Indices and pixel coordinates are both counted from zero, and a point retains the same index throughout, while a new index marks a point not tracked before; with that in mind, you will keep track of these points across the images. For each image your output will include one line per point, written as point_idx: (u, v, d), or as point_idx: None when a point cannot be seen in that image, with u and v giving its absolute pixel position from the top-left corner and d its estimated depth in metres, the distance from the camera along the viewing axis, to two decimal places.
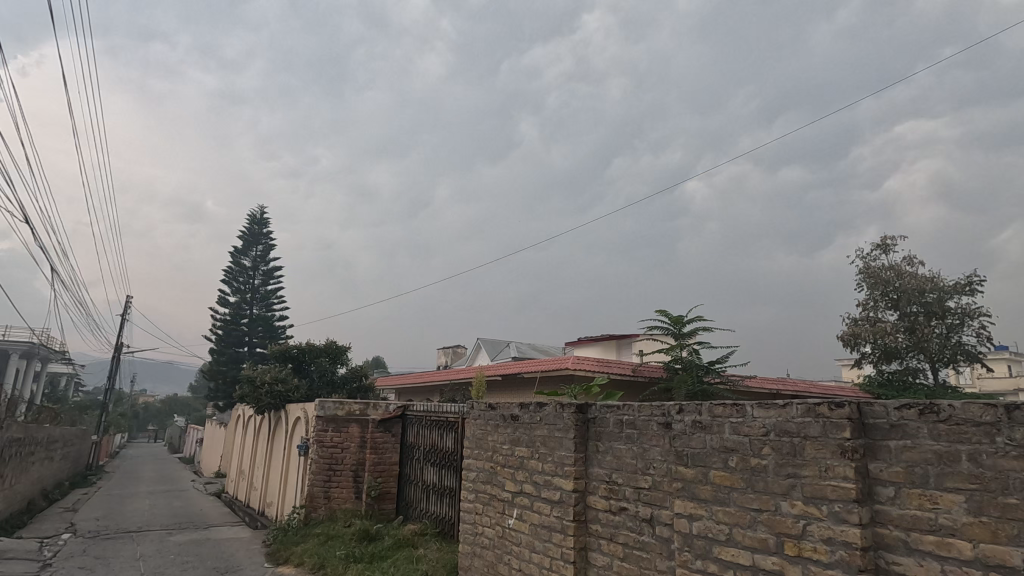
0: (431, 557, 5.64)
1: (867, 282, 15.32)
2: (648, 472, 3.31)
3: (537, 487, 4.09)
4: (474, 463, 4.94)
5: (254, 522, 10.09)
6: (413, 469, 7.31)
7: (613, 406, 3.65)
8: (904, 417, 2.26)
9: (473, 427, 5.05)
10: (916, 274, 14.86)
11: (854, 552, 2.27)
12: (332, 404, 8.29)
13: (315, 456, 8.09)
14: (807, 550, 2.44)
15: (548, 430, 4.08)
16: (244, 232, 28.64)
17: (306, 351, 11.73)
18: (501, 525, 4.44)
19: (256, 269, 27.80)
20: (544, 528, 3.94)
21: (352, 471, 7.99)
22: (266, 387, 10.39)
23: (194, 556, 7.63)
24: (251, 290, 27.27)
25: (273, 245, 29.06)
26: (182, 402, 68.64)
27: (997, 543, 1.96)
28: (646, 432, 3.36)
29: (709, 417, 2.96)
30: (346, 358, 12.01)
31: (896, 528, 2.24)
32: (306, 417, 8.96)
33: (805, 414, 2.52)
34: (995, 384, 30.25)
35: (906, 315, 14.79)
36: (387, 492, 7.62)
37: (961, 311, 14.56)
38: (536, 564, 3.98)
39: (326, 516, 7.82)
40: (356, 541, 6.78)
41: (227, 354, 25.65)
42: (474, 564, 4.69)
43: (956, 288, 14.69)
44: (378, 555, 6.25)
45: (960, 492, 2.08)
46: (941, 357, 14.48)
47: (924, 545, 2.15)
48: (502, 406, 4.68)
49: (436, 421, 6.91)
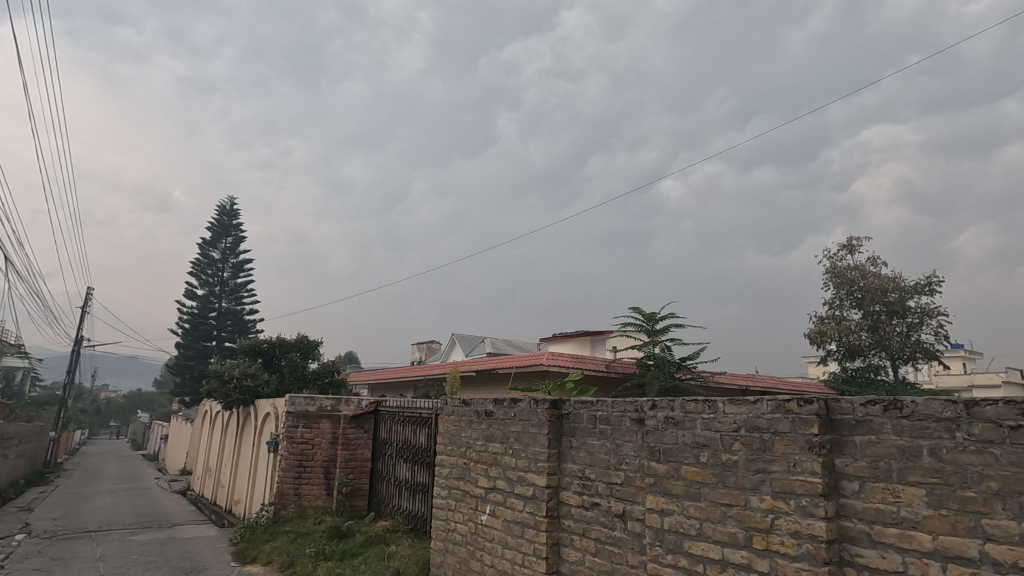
0: (403, 554, 5.60)
1: (833, 282, 15.74)
2: (621, 467, 3.32)
3: (510, 483, 4.09)
4: (447, 459, 4.90)
5: (220, 520, 9.86)
6: (385, 465, 7.24)
7: (587, 402, 3.65)
8: (869, 413, 2.31)
9: (446, 423, 5.01)
10: (879, 274, 15.33)
11: (819, 545, 2.32)
12: (304, 399, 8.14)
13: (286, 453, 7.93)
14: (775, 543, 2.48)
15: (521, 425, 4.06)
16: (212, 223, 27.90)
17: (277, 345, 11.51)
18: (473, 522, 4.42)
19: (225, 261, 27.12)
20: (517, 524, 3.93)
21: (324, 467, 7.90)
22: (234, 382, 10.15)
23: (157, 556, 7.41)
24: (219, 283, 26.57)
25: (243, 237, 28.38)
26: (145, 398, 66.75)
27: (956, 535, 2.03)
28: (620, 428, 3.37)
29: (682, 413, 3.00)
30: (318, 353, 11.80)
31: (860, 521, 2.29)
32: (276, 413, 8.79)
33: (775, 410, 2.56)
34: (950, 380, 31.23)
35: (870, 314, 15.23)
36: (359, 489, 7.51)
37: (921, 311, 15.08)
38: (509, 560, 3.97)
39: (296, 513, 7.70)
40: (326, 539, 6.68)
41: (194, 348, 25.01)
42: (446, 560, 4.66)
43: (916, 288, 15.20)
44: (349, 553, 6.18)
45: (921, 486, 2.14)
46: (902, 354, 14.99)
47: (887, 537, 2.21)
48: (476, 403, 4.65)
49: (409, 416, 6.84)
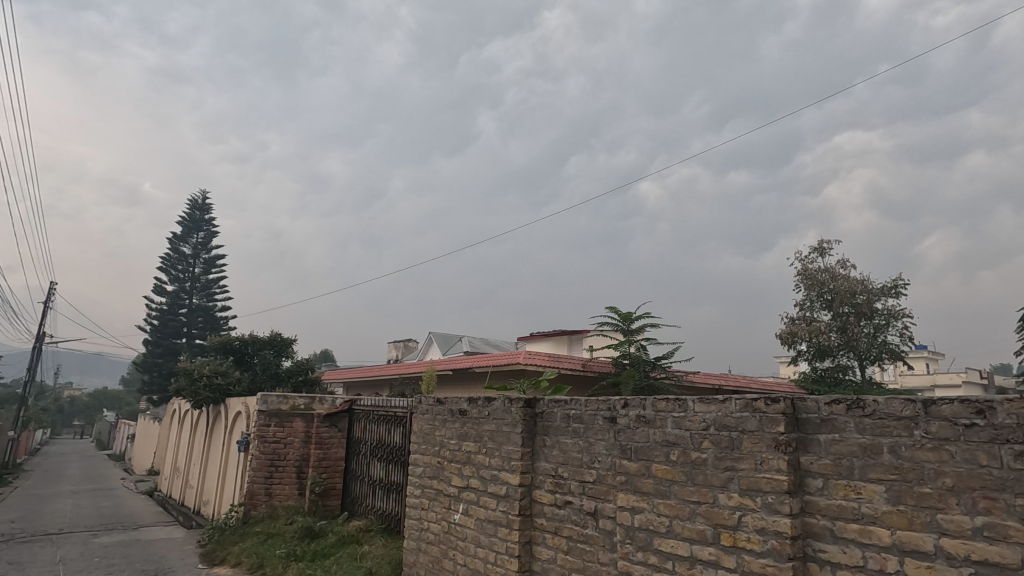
0: (376, 553, 5.54)
1: (804, 283, 16.12)
2: (593, 466, 3.35)
3: (483, 482, 4.08)
4: (420, 458, 4.87)
5: (188, 521, 9.65)
6: (359, 464, 7.16)
7: (562, 401, 3.66)
8: (833, 412, 2.37)
9: (421, 422, 4.97)
10: (848, 276, 15.74)
11: (784, 541, 2.36)
12: (276, 398, 8.02)
13: (257, 452, 7.78)
14: (741, 540, 2.52)
15: (495, 424, 4.06)
16: (183, 218, 27.22)
17: (249, 342, 11.29)
18: (447, 520, 4.40)
19: (196, 257, 26.49)
20: (490, 523, 3.94)
21: (296, 466, 7.78)
22: (204, 380, 9.93)
23: (121, 559, 7.22)
24: (190, 278, 25.93)
25: (215, 232, 27.76)
26: (111, 397, 64.75)
27: (913, 529, 2.09)
28: (592, 427, 3.39)
29: (653, 411, 3.03)
30: (291, 351, 11.61)
31: (823, 517, 2.35)
32: (247, 412, 8.62)
33: (743, 408, 2.61)
34: (914, 380, 32.24)
35: (839, 315, 15.63)
36: (332, 489, 7.41)
37: (887, 312, 15.50)
38: (481, 559, 3.97)
39: (267, 514, 7.58)
40: (298, 539, 6.58)
41: (163, 345, 24.44)
42: (419, 559, 4.63)
43: (883, 291, 15.64)
44: (321, 553, 6.10)
45: (881, 483, 2.20)
46: (869, 355, 15.40)
47: (848, 533, 2.26)
48: (451, 401, 4.63)
49: (384, 415, 6.80)
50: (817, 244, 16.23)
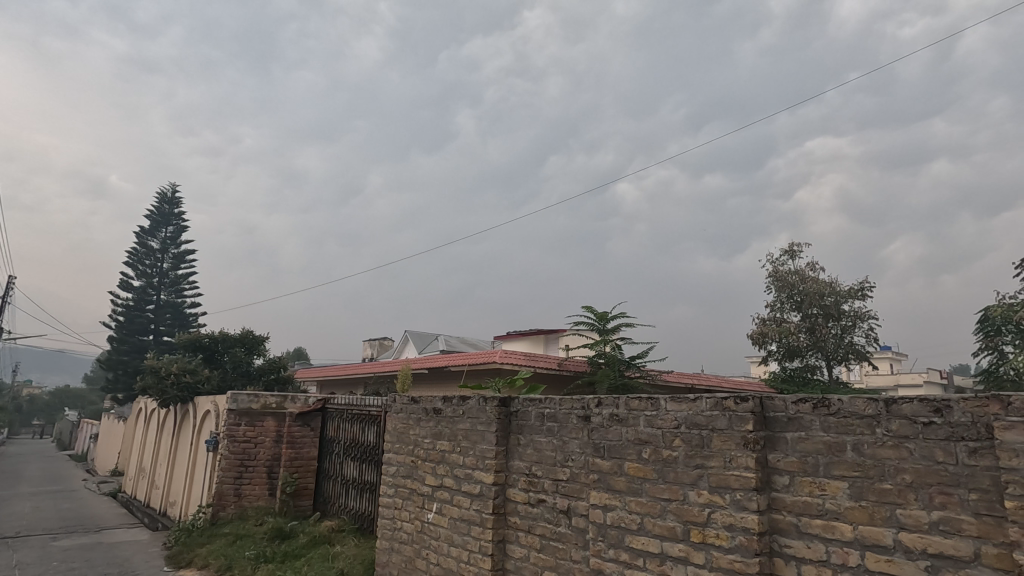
0: (347, 554, 5.48)
1: (775, 285, 16.49)
2: (567, 464, 3.37)
3: (457, 481, 4.07)
4: (394, 457, 4.83)
5: (153, 523, 9.40)
6: (332, 464, 7.06)
7: (535, 400, 3.67)
8: (800, 410, 2.43)
9: (395, 420, 4.93)
10: (817, 278, 16.15)
11: (751, 537, 2.41)
12: (246, 397, 7.86)
13: (226, 452, 7.62)
14: (710, 536, 2.56)
15: (470, 423, 4.05)
16: (151, 212, 26.47)
17: (219, 340, 11.07)
18: (420, 520, 4.38)
19: (165, 252, 25.78)
20: (463, 522, 3.93)
21: (266, 466, 7.64)
22: (172, 378, 9.66)
23: (82, 562, 6.99)
24: (158, 274, 25.23)
25: (185, 227, 27.06)
26: (73, 396, 62.66)
27: (873, 525, 2.16)
28: (567, 425, 3.41)
29: (626, 410, 3.06)
30: (263, 349, 11.39)
31: (789, 513, 2.40)
32: (216, 411, 8.43)
33: (713, 407, 2.65)
34: (878, 380, 33.27)
35: (808, 316, 16.03)
36: (304, 489, 7.29)
37: (854, 314, 15.94)
38: (454, 558, 3.96)
39: (236, 514, 7.42)
40: (268, 540, 6.47)
41: (129, 342, 23.76)
42: (392, 559, 4.59)
43: (850, 293, 16.09)
44: (292, 554, 6.00)
45: (845, 479, 2.26)
46: (836, 355, 15.81)
47: (812, 528, 2.32)
48: (425, 400, 4.60)
49: (358, 414, 6.72)
50: (787, 247, 16.63)
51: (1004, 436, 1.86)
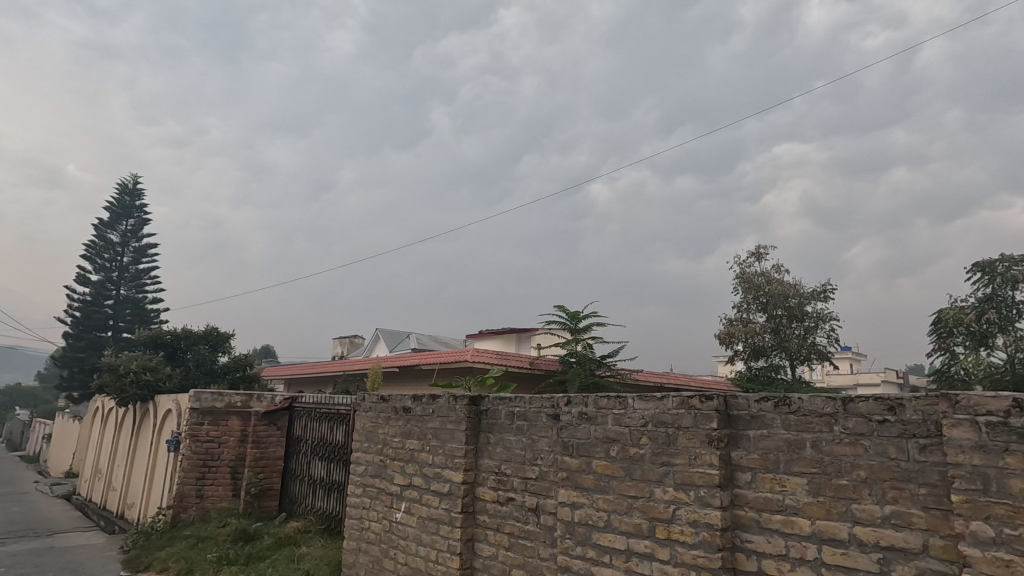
0: (313, 555, 5.39)
1: (742, 286, 16.88)
2: (536, 462, 3.38)
3: (427, 480, 4.04)
4: (363, 456, 4.77)
5: (110, 526, 9.08)
6: (299, 464, 6.94)
7: (505, 398, 3.67)
8: (762, 409, 2.49)
9: (364, 419, 4.87)
10: (782, 280, 16.59)
11: (714, 533, 2.46)
12: (210, 395, 7.66)
13: (188, 452, 7.41)
14: (675, 532, 2.61)
15: (439, 422, 4.03)
16: (111, 203, 25.52)
17: (182, 337, 10.78)
18: (388, 519, 4.33)
19: (126, 245, 24.90)
20: (432, 521, 3.91)
21: (230, 467, 7.46)
22: (131, 376, 9.33)
23: (33, 568, 6.70)
24: (118, 268, 24.35)
25: (147, 219, 26.17)
26: (26, 395, 60.10)
27: (830, 519, 2.23)
28: (536, 423, 3.42)
29: (594, 409, 3.09)
30: (228, 346, 11.10)
31: (751, 509, 2.46)
32: (178, 410, 8.18)
33: (680, 406, 2.70)
34: (839, 379, 34.35)
35: (773, 317, 16.45)
36: (270, 489, 7.15)
37: (817, 315, 16.42)
38: (423, 557, 3.93)
39: (198, 516, 7.22)
40: (231, 542, 6.32)
41: (86, 338, 22.88)
42: (359, 560, 4.54)
43: (813, 295, 16.57)
44: (255, 556, 5.88)
45: (803, 476, 2.33)
46: (799, 355, 16.26)
47: (773, 523, 2.39)
48: (394, 398, 4.56)
49: (326, 413, 6.61)
50: (754, 249, 17.05)
51: (953, 433, 1.94)
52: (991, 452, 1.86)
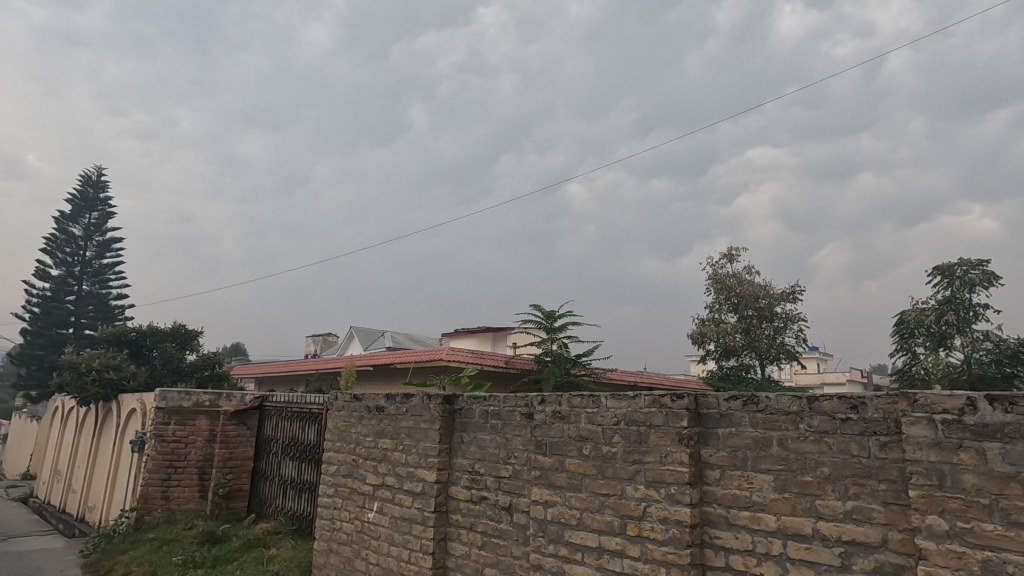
0: (283, 556, 5.30)
1: (715, 287, 17.18)
2: (509, 461, 3.38)
3: (400, 479, 4.01)
4: (335, 456, 4.70)
5: (69, 529, 8.78)
6: (269, 464, 6.81)
7: (479, 397, 3.67)
8: (731, 408, 2.54)
9: (336, 418, 4.81)
10: (753, 282, 16.94)
11: (684, 529, 2.50)
12: (177, 395, 7.47)
13: (153, 453, 7.21)
14: (646, 529, 2.64)
15: (413, 421, 4.00)
16: (74, 195, 24.64)
17: (148, 335, 10.48)
18: (360, 520, 4.29)
19: (88, 239, 24.07)
20: (404, 520, 3.88)
21: (197, 467, 7.29)
22: (93, 374, 9.02)
23: None
24: (80, 262, 23.53)
25: (111, 213, 25.34)
26: None
27: (795, 515, 2.29)
28: (510, 423, 3.43)
29: (568, 407, 3.11)
30: (196, 344, 10.82)
31: (719, 506, 2.51)
32: (143, 409, 7.95)
33: (651, 404, 2.73)
34: (807, 378, 35.23)
35: (744, 317, 16.79)
36: (239, 490, 7.00)
37: (786, 316, 16.81)
38: (395, 557, 3.90)
39: (163, 519, 7.04)
40: (197, 545, 6.17)
41: (46, 335, 22.06)
42: (330, 561, 4.48)
43: (782, 296, 16.96)
44: (223, 558, 5.75)
45: (770, 473, 2.38)
46: (769, 355, 16.61)
47: (740, 519, 2.44)
48: (367, 397, 4.52)
49: (298, 412, 6.50)
50: (726, 251, 17.37)
51: (911, 431, 2.01)
52: (946, 448, 1.93)
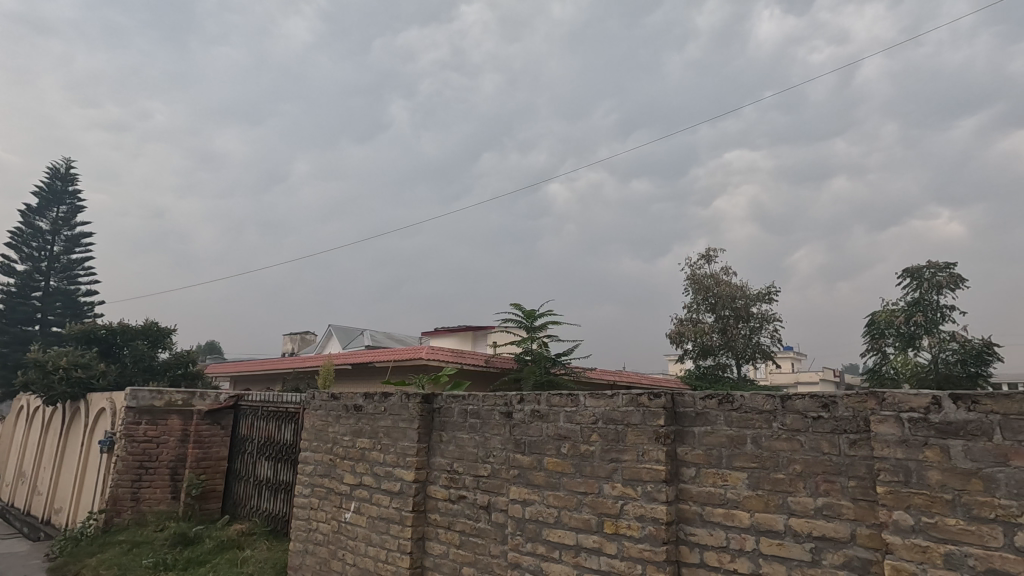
0: (257, 558, 5.22)
1: (693, 287, 17.41)
2: (488, 460, 3.38)
3: (377, 479, 3.98)
4: (311, 456, 4.65)
5: (34, 533, 8.52)
6: (244, 464, 6.70)
7: (458, 397, 3.66)
8: (707, 406, 2.57)
9: (313, 418, 4.75)
10: (730, 282, 17.20)
11: (659, 526, 2.53)
12: (148, 394, 7.29)
13: (123, 453, 7.03)
14: (622, 527, 2.67)
15: (391, 420, 3.97)
16: (40, 188, 23.88)
17: (118, 332, 10.22)
18: (337, 520, 4.25)
19: (56, 233, 23.36)
20: (382, 520, 3.85)
21: (170, 468, 7.14)
22: (61, 373, 8.76)
23: None
24: (47, 258, 22.83)
25: (80, 207, 24.63)
26: None
27: (767, 512, 2.33)
28: (488, 422, 3.43)
29: (547, 406, 3.12)
30: (169, 342, 10.58)
31: (694, 503, 2.54)
32: (113, 408, 7.75)
33: (629, 403, 2.76)
34: (781, 377, 35.91)
35: (721, 317, 17.05)
36: (212, 490, 6.87)
37: (762, 316, 17.11)
38: (372, 557, 3.87)
39: (133, 521, 6.87)
40: (169, 547, 6.04)
41: (10, 332, 21.37)
42: (306, 562, 4.43)
43: (758, 296, 17.25)
44: (195, 561, 5.64)
45: (744, 470, 2.42)
46: (745, 354, 16.89)
47: (714, 516, 2.47)
48: (345, 396, 4.47)
49: (274, 411, 6.41)
50: (704, 252, 17.61)
51: (880, 429, 2.06)
52: (913, 446, 1.99)
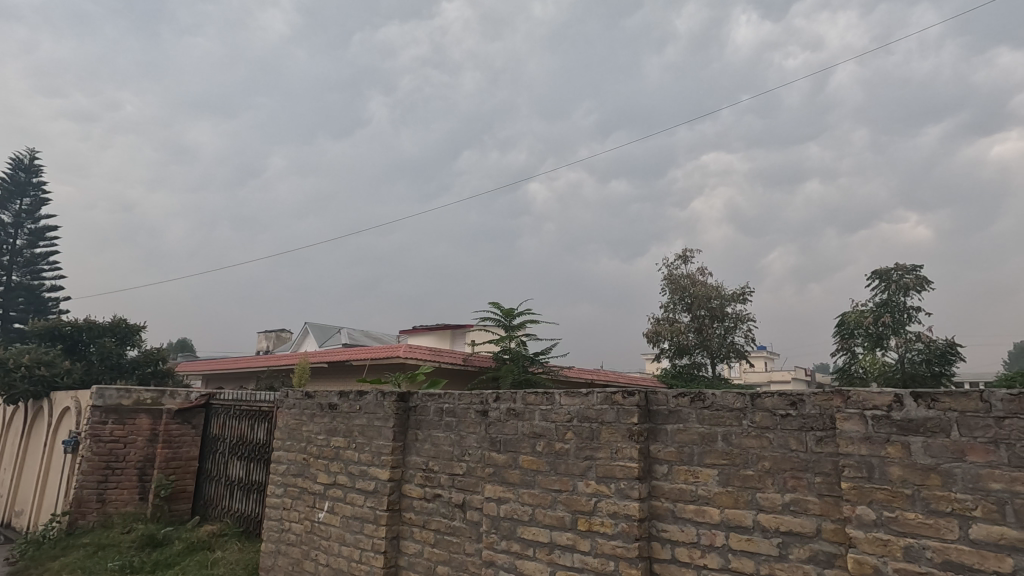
0: (228, 559, 5.13)
1: (670, 287, 17.63)
2: (463, 459, 3.38)
3: (351, 478, 3.94)
4: (284, 455, 4.58)
5: None
6: (215, 464, 6.58)
7: (434, 395, 3.64)
8: (679, 404, 2.61)
9: (286, 416, 4.68)
10: (706, 283, 17.45)
11: (632, 523, 2.57)
12: (116, 392, 7.09)
13: (88, 454, 6.83)
14: (596, 524, 2.69)
15: (366, 419, 3.94)
16: (3, 179, 23.07)
17: (85, 329, 9.92)
18: (310, 520, 4.20)
19: (19, 226, 22.60)
20: (356, 519, 3.82)
21: (137, 468, 6.97)
22: (23, 370, 8.48)
23: None
24: (9, 251, 22.05)
25: (45, 199, 23.82)
26: None
27: (737, 508, 2.38)
28: (464, 420, 3.42)
29: (522, 404, 3.13)
30: (138, 339, 10.31)
31: (666, 500, 2.58)
32: (78, 407, 7.52)
33: (603, 401, 2.78)
34: (756, 376, 36.57)
35: (696, 317, 17.29)
36: (182, 491, 6.72)
37: (736, 316, 17.41)
38: (345, 557, 3.84)
39: (99, 523, 6.68)
40: (136, 549, 5.90)
41: None
42: (278, 563, 4.36)
43: (733, 297, 17.54)
44: (164, 563, 5.52)
45: (714, 467, 2.47)
46: (720, 354, 17.16)
47: (686, 513, 2.51)
48: (320, 395, 4.41)
49: (246, 410, 6.29)
50: (681, 252, 17.83)
51: (845, 426, 2.12)
52: (875, 442, 2.05)
